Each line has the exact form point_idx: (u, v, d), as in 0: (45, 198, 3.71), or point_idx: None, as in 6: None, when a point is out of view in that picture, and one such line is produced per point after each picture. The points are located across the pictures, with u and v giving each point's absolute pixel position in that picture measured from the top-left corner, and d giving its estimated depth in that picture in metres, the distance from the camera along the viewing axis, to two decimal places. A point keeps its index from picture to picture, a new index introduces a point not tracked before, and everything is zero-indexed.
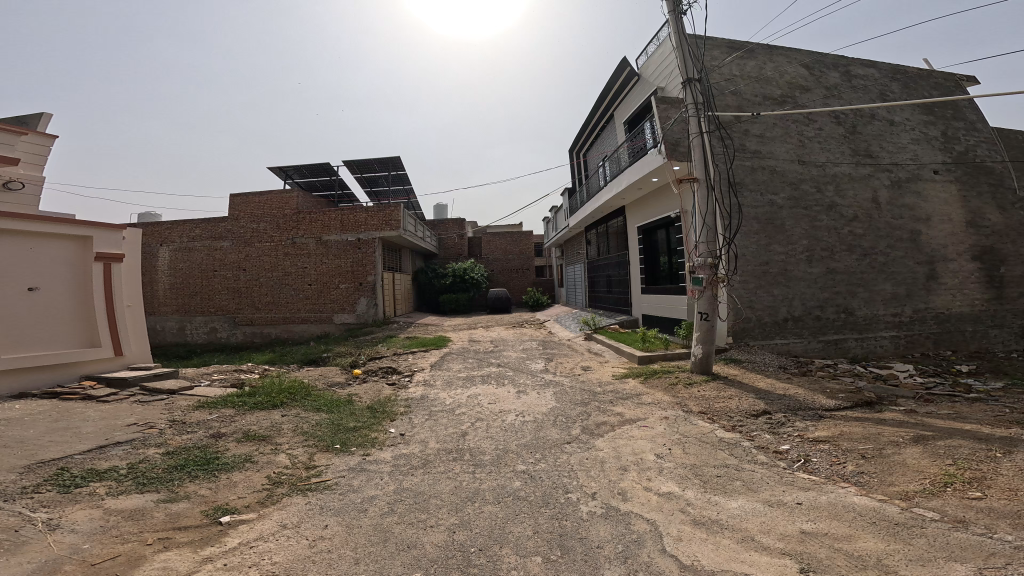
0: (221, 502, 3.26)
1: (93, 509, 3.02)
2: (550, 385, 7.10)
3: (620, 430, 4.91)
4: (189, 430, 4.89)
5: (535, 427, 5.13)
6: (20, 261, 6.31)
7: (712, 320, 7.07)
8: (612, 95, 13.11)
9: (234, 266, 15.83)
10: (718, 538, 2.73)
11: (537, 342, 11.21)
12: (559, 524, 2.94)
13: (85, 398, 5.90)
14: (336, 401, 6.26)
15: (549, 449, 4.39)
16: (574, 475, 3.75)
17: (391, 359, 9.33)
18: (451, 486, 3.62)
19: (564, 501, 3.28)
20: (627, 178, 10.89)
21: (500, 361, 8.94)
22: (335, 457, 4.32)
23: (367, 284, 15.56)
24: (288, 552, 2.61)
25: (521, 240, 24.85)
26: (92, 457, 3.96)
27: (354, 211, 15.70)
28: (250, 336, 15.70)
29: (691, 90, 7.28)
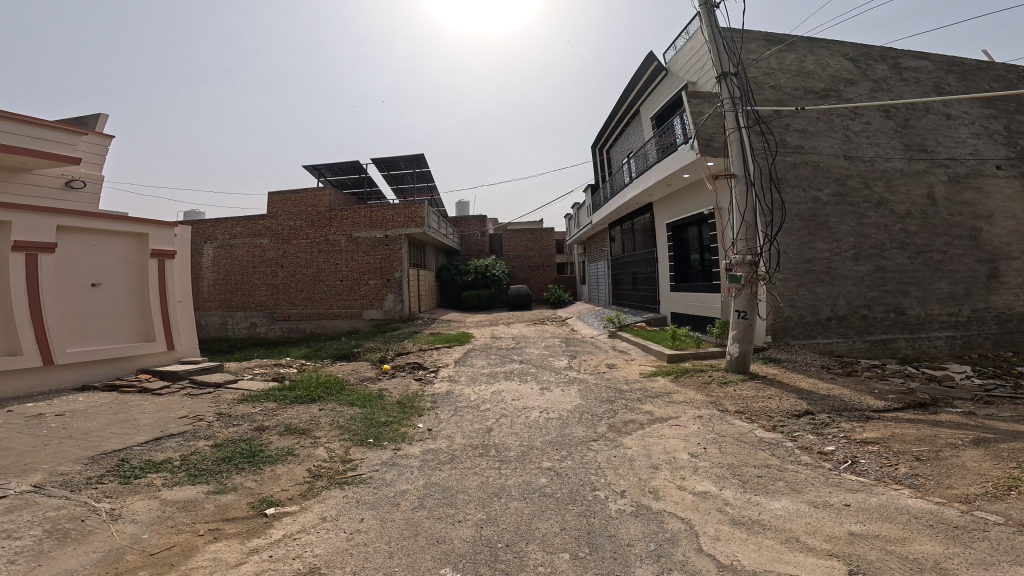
0: (266, 495, 3.39)
1: (151, 500, 3.20)
2: (576, 382, 7.04)
3: (650, 428, 4.82)
4: (235, 422, 5.11)
5: (560, 424, 5.10)
6: (87, 258, 6.75)
7: (750, 319, 6.83)
8: (639, 90, 12.87)
9: (272, 263, 16.40)
10: (760, 538, 2.65)
11: (562, 339, 11.14)
12: (587, 522, 2.91)
13: (141, 390, 6.28)
14: (367, 395, 6.41)
15: (575, 447, 4.36)
16: (601, 473, 3.72)
17: (418, 355, 9.48)
18: (477, 482, 3.63)
19: (592, 498, 3.25)
20: (655, 175, 10.67)
21: (523, 358, 8.95)
22: (369, 451, 4.42)
23: (395, 280, 15.91)
24: (326, 546, 2.67)
25: (546, 238, 24.72)
26: (148, 449, 4.19)
27: (381, 208, 16.02)
28: (287, 331, 16.26)
29: (727, 84, 7.04)
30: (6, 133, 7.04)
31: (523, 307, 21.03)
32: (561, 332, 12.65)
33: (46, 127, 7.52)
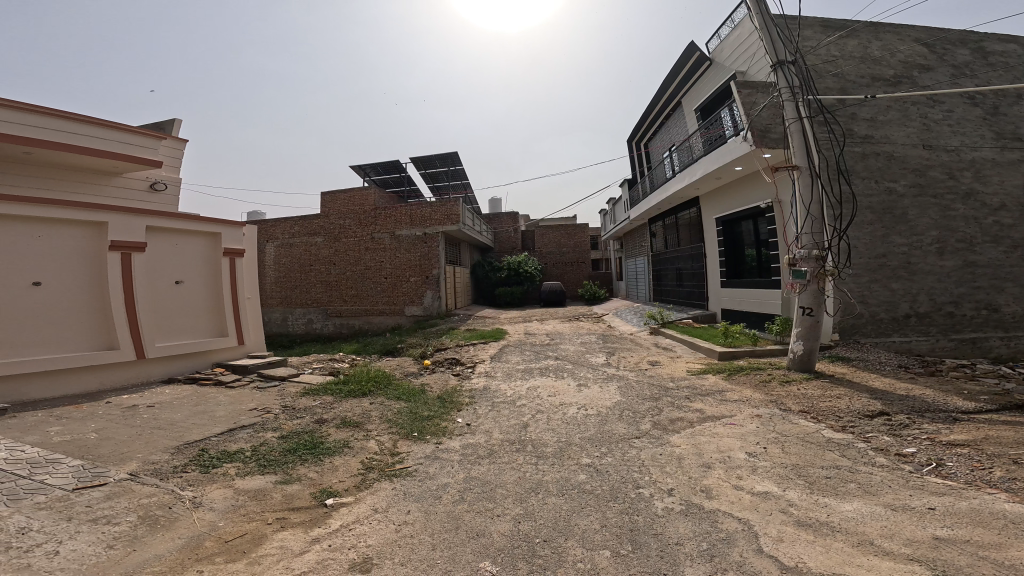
0: (326, 486, 3.54)
1: (227, 489, 3.40)
2: (615, 378, 6.95)
3: (701, 426, 4.68)
4: (299, 415, 5.35)
5: (598, 420, 5.05)
6: (170, 257, 7.20)
7: (817, 316, 6.51)
8: (680, 82, 12.56)
9: (326, 261, 17.01)
10: (828, 540, 2.53)
11: (598, 335, 11.00)
12: (630, 519, 2.86)
13: (217, 382, 6.71)
14: (412, 390, 6.56)
15: (616, 444, 4.30)
16: (646, 471, 3.65)
17: (455, 351, 9.61)
18: (515, 477, 3.65)
19: (636, 496, 3.20)
20: (702, 168, 10.37)
21: (559, 354, 8.88)
22: (414, 444, 4.52)
23: (432, 277, 16.24)
24: (379, 536, 2.76)
25: (581, 234, 24.50)
26: (224, 439, 4.46)
27: (421, 207, 16.38)
28: (339, 327, 16.89)
29: (783, 73, 6.76)
30: (97, 138, 7.66)
31: (557, 304, 20.96)
32: (597, 328, 12.52)
33: (132, 132, 8.13)
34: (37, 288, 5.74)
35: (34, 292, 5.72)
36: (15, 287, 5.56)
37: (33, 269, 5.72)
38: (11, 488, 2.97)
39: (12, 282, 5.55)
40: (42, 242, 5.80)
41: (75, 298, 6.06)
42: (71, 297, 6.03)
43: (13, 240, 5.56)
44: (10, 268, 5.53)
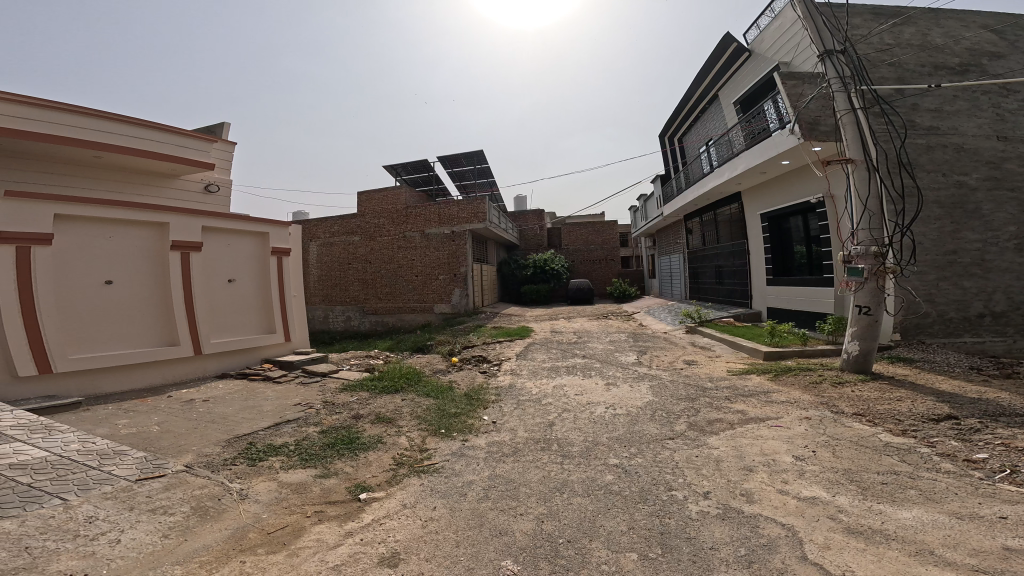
0: (361, 480, 3.63)
1: (271, 481, 3.54)
2: (647, 378, 6.83)
3: (742, 428, 4.54)
4: (338, 411, 5.50)
5: (628, 420, 4.97)
6: (224, 255, 7.53)
7: (875, 314, 6.21)
8: (716, 75, 12.26)
9: (363, 259, 17.41)
10: (881, 548, 2.42)
11: (628, 334, 10.83)
12: (661, 522, 2.81)
13: (265, 378, 7.00)
14: (441, 387, 6.64)
15: (649, 444, 4.22)
16: (679, 472, 3.56)
17: (482, 348, 9.67)
18: (539, 476, 3.63)
19: (668, 498, 3.12)
20: (744, 163, 10.11)
21: (587, 353, 8.78)
22: (442, 441, 4.57)
23: (461, 275, 16.43)
24: (407, 532, 2.81)
25: (610, 231, 24.20)
26: (270, 433, 4.64)
27: (449, 205, 16.54)
28: (374, 325, 17.29)
29: (832, 64, 6.47)
30: (158, 143, 8.08)
31: (585, 301, 20.79)
32: (628, 326, 12.32)
33: (186, 136, 8.53)
34: (109, 286, 6.09)
35: (106, 290, 6.07)
36: (90, 285, 5.92)
37: (105, 268, 6.08)
38: (82, 478, 3.14)
39: (87, 281, 5.91)
40: (112, 242, 6.15)
41: (141, 296, 6.40)
42: (138, 295, 6.37)
43: (87, 241, 5.92)
44: (85, 267, 5.89)
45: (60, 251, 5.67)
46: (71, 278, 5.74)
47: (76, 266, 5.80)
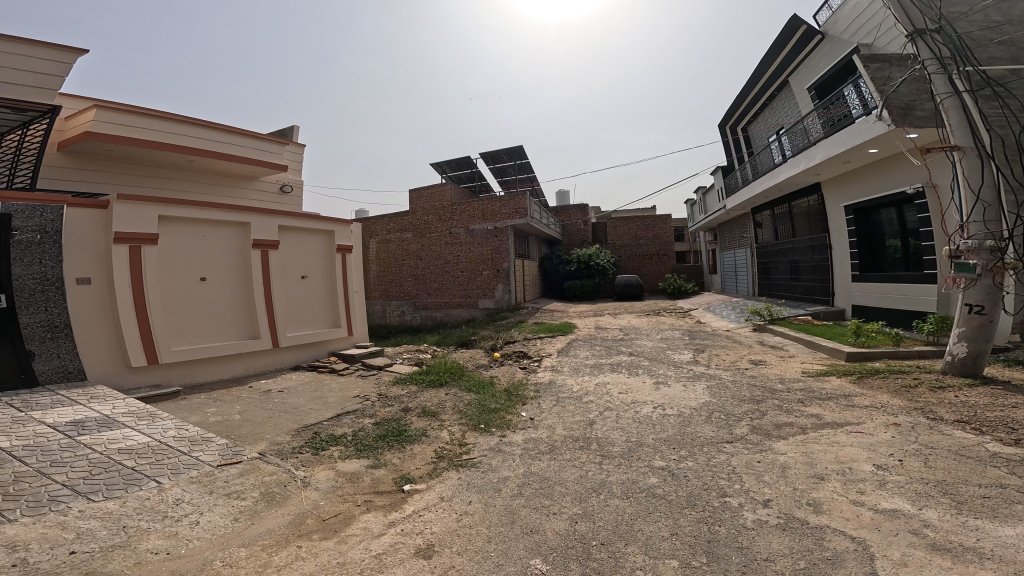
0: (405, 472, 3.75)
1: (330, 470, 3.74)
2: (704, 378, 6.54)
3: (817, 434, 4.24)
4: (391, 403, 5.71)
5: (679, 421, 4.79)
6: (297, 254, 8.01)
7: (991, 314, 5.58)
8: (783, 60, 11.54)
9: (414, 255, 17.93)
10: (972, 569, 2.18)
11: (681, 332, 10.43)
12: (710, 529, 2.69)
13: (330, 370, 7.41)
14: (482, 382, 6.74)
15: (703, 447, 4.06)
16: (734, 478, 3.40)
17: (523, 344, 9.69)
18: (576, 476, 3.58)
19: (720, 505, 2.98)
20: (821, 153, 9.52)
21: (634, 350, 8.57)
22: (480, 436, 4.62)
23: (503, 270, 16.56)
24: (442, 525, 2.87)
25: (661, 225, 23.38)
26: (333, 423, 4.90)
27: (490, 201, 16.64)
28: (424, 319, 17.79)
29: (925, 44, 5.93)
30: (239, 147, 8.70)
31: (633, 298, 20.27)
32: (683, 324, 11.87)
33: (261, 138, 9.11)
34: (202, 282, 6.62)
35: (200, 286, 6.60)
36: (187, 282, 6.45)
37: (199, 266, 6.61)
38: (174, 463, 3.45)
39: (185, 278, 6.44)
40: (204, 242, 6.67)
41: (228, 292, 6.92)
42: (226, 291, 6.89)
43: (184, 240, 6.45)
44: (183, 265, 6.42)
45: (163, 251, 6.21)
46: (172, 276, 6.28)
47: (176, 264, 6.34)
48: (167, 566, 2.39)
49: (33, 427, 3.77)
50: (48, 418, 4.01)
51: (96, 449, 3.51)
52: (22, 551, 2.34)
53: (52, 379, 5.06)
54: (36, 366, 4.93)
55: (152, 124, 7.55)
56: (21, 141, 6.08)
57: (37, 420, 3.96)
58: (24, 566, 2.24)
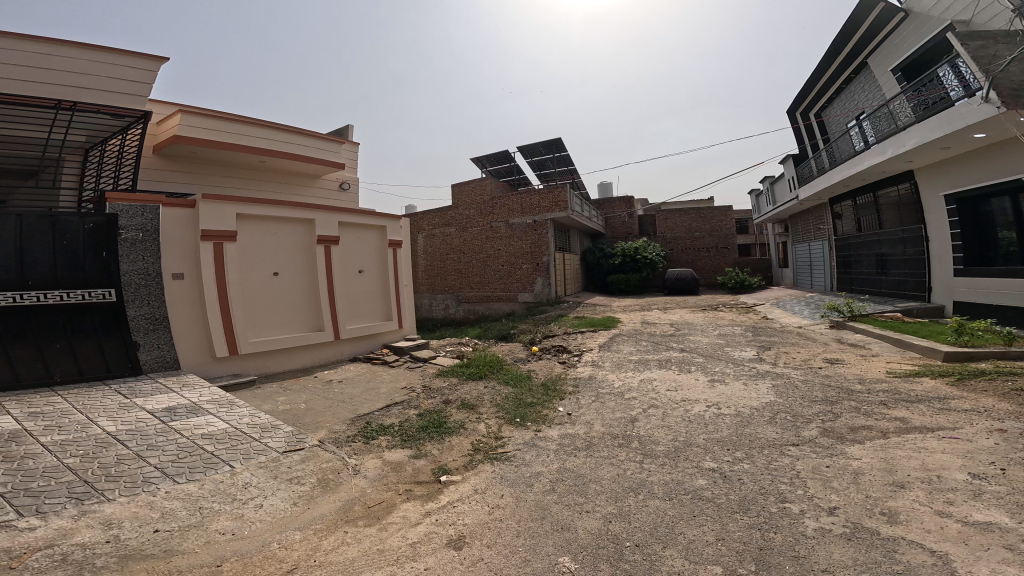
0: (443, 463, 3.84)
1: (378, 459, 3.90)
2: (771, 377, 6.16)
3: (900, 438, 3.88)
4: (434, 395, 5.86)
5: (738, 422, 4.55)
6: (354, 249, 8.39)
7: None
8: (860, 40, 10.58)
9: (457, 249, 18.24)
10: None
11: (743, 328, 9.88)
12: (764, 536, 2.54)
13: (382, 362, 7.73)
14: (520, 375, 6.76)
15: (765, 449, 3.84)
16: (795, 483, 3.19)
17: (563, 338, 9.59)
18: (613, 474, 3.50)
19: (777, 511, 2.81)
20: (911, 141, 8.67)
21: (686, 346, 8.24)
22: (516, 430, 4.64)
23: (542, 264, 16.48)
24: (474, 517, 2.92)
25: (722, 216, 22.28)
26: (382, 414, 5.11)
27: (528, 194, 16.58)
28: (467, 313, 18.04)
29: None
30: (303, 148, 9.23)
31: (689, 292, 19.46)
32: (743, 320, 11.25)
33: (321, 139, 9.61)
34: (275, 277, 7.09)
35: (273, 280, 7.07)
36: (262, 276, 6.92)
37: (272, 261, 7.08)
38: (247, 448, 3.74)
39: (259, 273, 6.91)
40: (275, 239, 7.12)
41: (297, 286, 7.37)
42: (295, 285, 7.34)
43: (259, 237, 6.93)
44: (258, 261, 6.90)
45: (241, 247, 6.68)
46: (250, 270, 6.77)
47: (252, 260, 6.81)
48: (232, 545, 2.60)
49: (136, 413, 4.24)
50: (148, 404, 4.49)
51: (184, 434, 3.89)
52: (116, 528, 2.64)
53: (154, 368, 5.67)
54: (141, 356, 5.56)
55: (230, 127, 8.12)
56: (122, 146, 6.18)
57: (138, 406, 4.44)
58: (116, 542, 2.53)
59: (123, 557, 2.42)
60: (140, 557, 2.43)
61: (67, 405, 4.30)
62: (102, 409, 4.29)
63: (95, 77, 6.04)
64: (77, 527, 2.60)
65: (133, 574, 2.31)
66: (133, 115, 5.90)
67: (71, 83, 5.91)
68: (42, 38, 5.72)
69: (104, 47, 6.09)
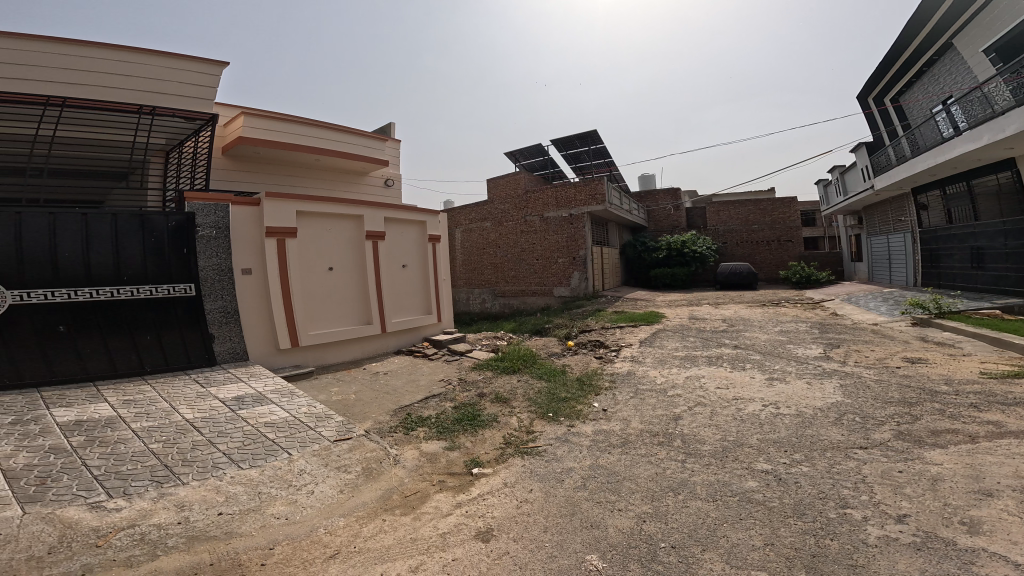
0: (475, 455, 3.88)
1: (415, 450, 3.99)
2: (842, 376, 5.74)
3: (988, 444, 3.51)
4: (469, 388, 5.94)
5: (799, 423, 4.28)
6: (399, 244, 8.63)
7: None
8: (946, 18, 9.65)
9: (493, 244, 18.33)
10: None
11: (808, 326, 9.26)
12: (818, 543, 2.37)
13: (422, 355, 7.92)
14: (553, 370, 6.70)
15: (826, 452, 3.59)
16: (858, 487, 2.97)
17: (600, 333, 9.41)
18: (650, 473, 3.40)
19: (837, 517, 2.61)
20: (1012, 126, 7.83)
21: (741, 343, 7.85)
22: (548, 425, 4.60)
23: (579, 258, 16.22)
24: (503, 510, 2.93)
25: (786, 210, 21.08)
26: (421, 406, 5.22)
27: (564, 187, 16.35)
28: (503, 307, 18.12)
29: None
30: (350, 146, 9.58)
31: (749, 288, 18.54)
32: (808, 316, 10.55)
33: (367, 137, 9.96)
34: (330, 271, 7.40)
35: (327, 275, 7.37)
36: (318, 271, 7.23)
37: (328, 257, 7.38)
38: (303, 436, 3.94)
39: (316, 269, 7.21)
40: (329, 234, 7.42)
41: (349, 280, 7.67)
42: (347, 279, 7.64)
43: (315, 233, 7.24)
44: (315, 257, 7.22)
45: (299, 243, 7.01)
46: (307, 266, 7.09)
47: (309, 255, 7.13)
48: (284, 529, 2.75)
49: (210, 401, 4.57)
50: (220, 393, 4.84)
51: (249, 422, 4.15)
52: (186, 510, 2.86)
53: (226, 359, 6.10)
54: (215, 347, 6.01)
55: (288, 128, 8.52)
56: (195, 147, 6.61)
57: (212, 395, 4.80)
58: (185, 523, 2.74)
59: (190, 538, 2.62)
60: (205, 539, 2.62)
61: (155, 394, 4.73)
62: (183, 397, 4.68)
63: (173, 83, 6.53)
64: (155, 509, 2.84)
65: (197, 553, 2.49)
66: (201, 118, 6.26)
67: (152, 90, 6.42)
68: (128, 49, 6.25)
69: (177, 57, 6.59)
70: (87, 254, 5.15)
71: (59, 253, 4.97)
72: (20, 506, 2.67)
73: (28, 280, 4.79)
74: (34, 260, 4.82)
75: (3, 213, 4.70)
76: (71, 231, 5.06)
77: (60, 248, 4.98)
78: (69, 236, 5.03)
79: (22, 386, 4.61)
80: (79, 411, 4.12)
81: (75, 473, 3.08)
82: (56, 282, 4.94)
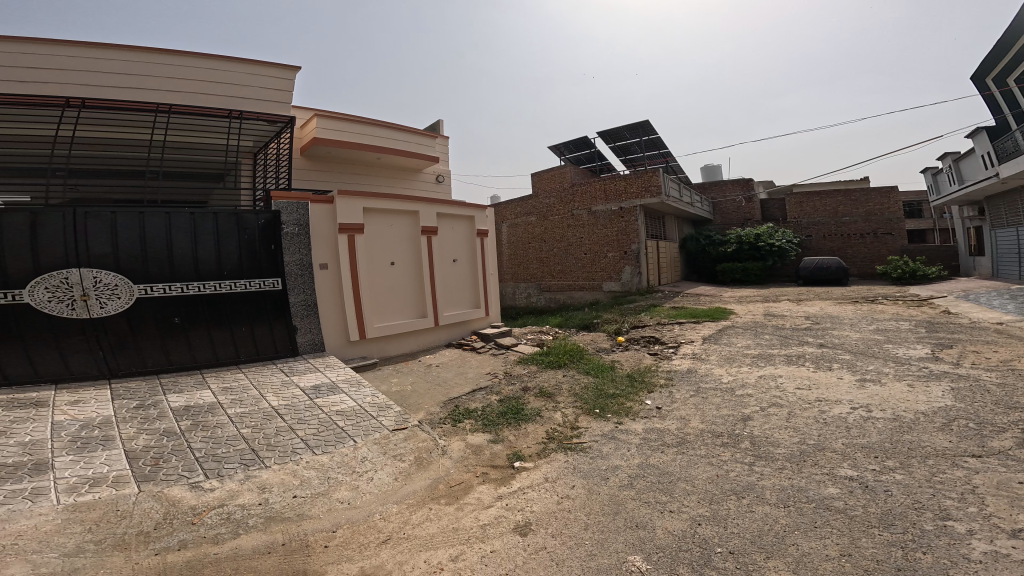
0: (518, 449, 3.88)
1: (462, 442, 4.06)
2: (953, 379, 5.12)
3: None
4: (514, 381, 5.96)
5: (897, 427, 3.86)
6: (451, 239, 8.84)
7: None
8: None
9: (539, 238, 18.23)
10: None
11: (913, 325, 8.29)
12: (906, 556, 2.13)
13: (471, 348, 8.05)
14: (601, 366, 6.54)
15: (921, 459, 3.23)
16: (959, 499, 2.64)
17: (654, 329, 9.08)
18: (708, 474, 3.22)
19: (934, 530, 2.33)
20: None
21: (827, 342, 7.24)
22: (594, 421, 4.51)
23: (631, 252, 15.71)
24: (543, 505, 2.90)
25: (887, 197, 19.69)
26: (468, 398, 5.29)
27: (615, 180, 15.94)
28: (548, 301, 18.00)
29: None
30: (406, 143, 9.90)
31: (835, 284, 17.12)
32: (910, 315, 9.52)
33: (421, 134, 10.27)
34: (392, 266, 7.69)
35: (389, 269, 7.66)
36: (381, 266, 7.52)
37: (389, 252, 7.67)
38: (367, 425, 4.13)
39: (379, 264, 7.51)
40: (391, 230, 7.71)
41: (407, 275, 7.93)
42: (406, 274, 7.91)
43: (380, 229, 7.54)
44: (379, 252, 7.52)
45: (366, 240, 7.33)
46: (372, 260, 7.40)
47: (374, 251, 7.44)
48: (345, 513, 2.90)
49: (292, 390, 4.93)
50: (302, 382, 5.21)
51: (323, 410, 4.41)
52: (267, 492, 3.09)
53: (307, 350, 6.53)
54: (298, 339, 6.46)
55: (352, 128, 8.91)
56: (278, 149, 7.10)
57: (295, 383, 5.17)
58: (265, 504, 2.97)
59: (268, 518, 2.83)
60: (280, 519, 2.82)
61: (247, 381, 5.18)
62: (270, 385, 5.07)
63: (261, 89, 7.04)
64: (241, 490, 3.09)
65: (272, 533, 2.68)
66: None
67: None
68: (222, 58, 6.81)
69: None
70: (196, 250, 5.70)
71: (174, 249, 5.55)
72: (138, 484, 3.02)
73: (151, 275, 5.40)
74: (155, 256, 5.43)
75: (130, 213, 5.33)
76: (183, 230, 5.62)
77: (175, 245, 5.55)
78: (181, 234, 5.60)
79: (148, 372, 5.32)
80: (189, 397, 4.58)
81: (182, 454, 3.43)
82: (171, 276, 5.52)
